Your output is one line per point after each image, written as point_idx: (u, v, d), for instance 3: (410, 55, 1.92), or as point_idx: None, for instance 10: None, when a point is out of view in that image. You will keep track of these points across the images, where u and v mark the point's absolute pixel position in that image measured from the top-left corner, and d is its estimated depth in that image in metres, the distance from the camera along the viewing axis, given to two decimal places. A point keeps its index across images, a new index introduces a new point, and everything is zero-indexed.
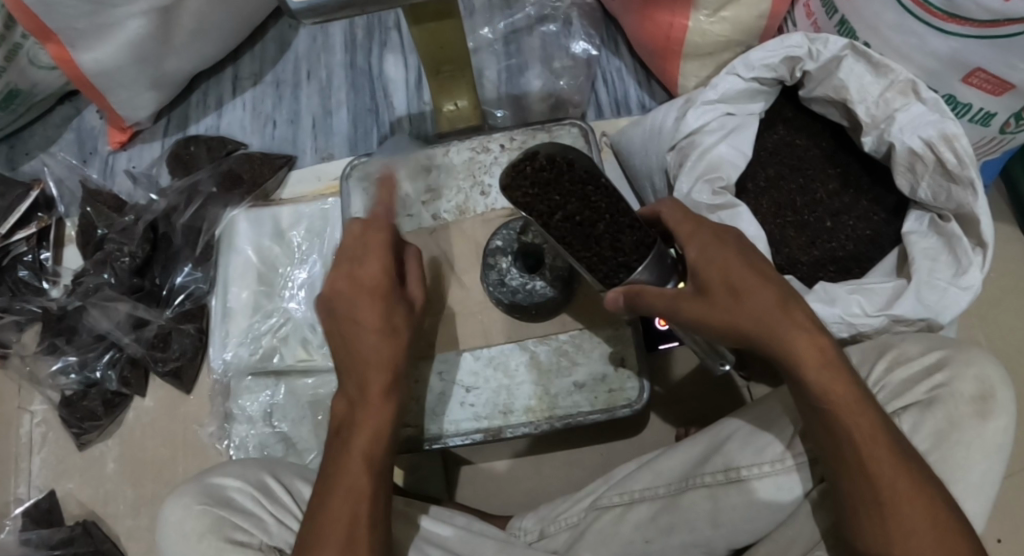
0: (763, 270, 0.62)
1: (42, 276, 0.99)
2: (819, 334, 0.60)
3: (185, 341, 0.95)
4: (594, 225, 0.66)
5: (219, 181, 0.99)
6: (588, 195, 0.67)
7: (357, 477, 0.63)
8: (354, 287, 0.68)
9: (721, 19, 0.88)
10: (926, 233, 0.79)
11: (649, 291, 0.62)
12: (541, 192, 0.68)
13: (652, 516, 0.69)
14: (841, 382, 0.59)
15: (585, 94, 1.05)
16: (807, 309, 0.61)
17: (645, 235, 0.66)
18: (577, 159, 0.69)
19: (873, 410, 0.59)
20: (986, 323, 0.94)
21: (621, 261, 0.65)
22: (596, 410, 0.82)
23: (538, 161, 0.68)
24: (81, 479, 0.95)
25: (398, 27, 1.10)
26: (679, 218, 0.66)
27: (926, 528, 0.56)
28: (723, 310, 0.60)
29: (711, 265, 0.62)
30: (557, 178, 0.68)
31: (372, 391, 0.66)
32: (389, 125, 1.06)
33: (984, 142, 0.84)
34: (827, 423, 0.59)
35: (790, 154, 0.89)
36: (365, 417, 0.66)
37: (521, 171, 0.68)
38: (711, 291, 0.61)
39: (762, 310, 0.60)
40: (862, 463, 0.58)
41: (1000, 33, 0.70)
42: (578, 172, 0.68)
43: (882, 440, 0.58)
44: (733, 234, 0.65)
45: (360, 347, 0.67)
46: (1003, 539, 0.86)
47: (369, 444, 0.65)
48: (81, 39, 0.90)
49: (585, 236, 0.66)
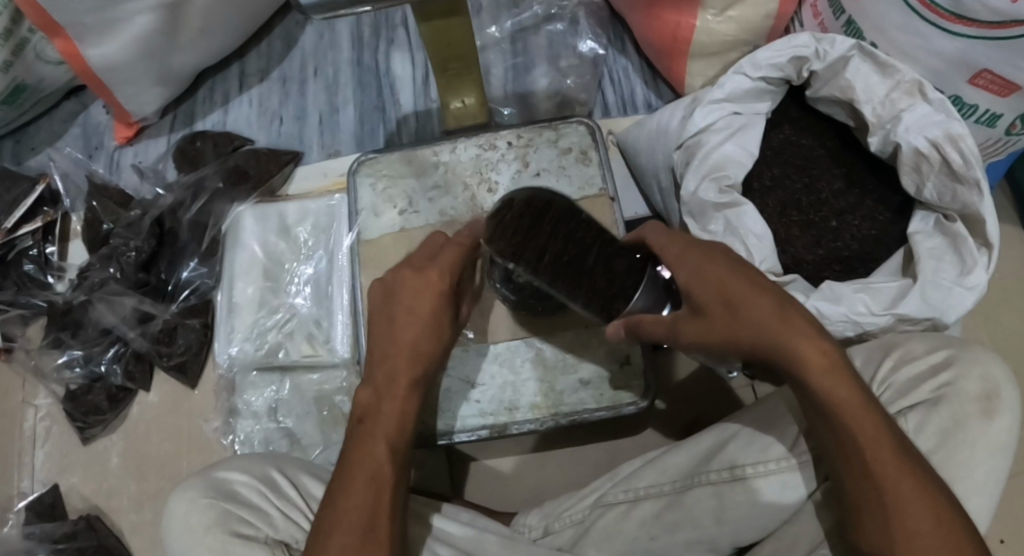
0: (755, 280, 0.62)
1: (47, 270, 0.99)
2: (820, 337, 0.59)
3: (190, 336, 0.95)
4: (583, 259, 0.63)
5: (225, 177, 0.98)
6: (571, 230, 0.64)
7: (379, 464, 0.63)
8: (415, 278, 0.67)
9: (728, 19, 0.88)
10: (931, 233, 0.80)
11: (646, 320, 0.63)
12: (523, 238, 0.64)
13: (656, 514, 0.70)
14: (846, 384, 0.58)
15: (591, 93, 1.05)
16: (804, 313, 0.61)
17: (634, 261, 0.65)
18: (553, 200, 0.66)
19: (876, 412, 0.58)
20: (990, 324, 0.94)
21: (617, 290, 0.64)
22: (602, 407, 0.83)
23: (515, 208, 0.65)
24: (86, 473, 0.95)
25: (406, 24, 1.10)
26: (665, 242, 0.64)
27: (930, 527, 0.56)
28: (722, 328, 0.60)
29: (705, 283, 0.61)
30: (537, 221, 0.64)
31: (399, 382, 0.66)
32: (395, 122, 1.06)
33: (989, 143, 0.85)
34: (833, 428, 0.59)
35: (796, 154, 0.90)
36: (390, 405, 0.65)
37: (500, 221, 0.66)
38: (707, 308, 0.61)
39: (761, 321, 0.60)
40: (867, 467, 0.57)
41: (1004, 34, 0.70)
42: (557, 211, 0.65)
43: (887, 443, 0.57)
44: (719, 246, 0.64)
45: (399, 338, 0.67)
46: (1006, 540, 0.86)
47: (394, 431, 0.65)
48: (89, 34, 0.90)
49: (577, 274, 0.64)
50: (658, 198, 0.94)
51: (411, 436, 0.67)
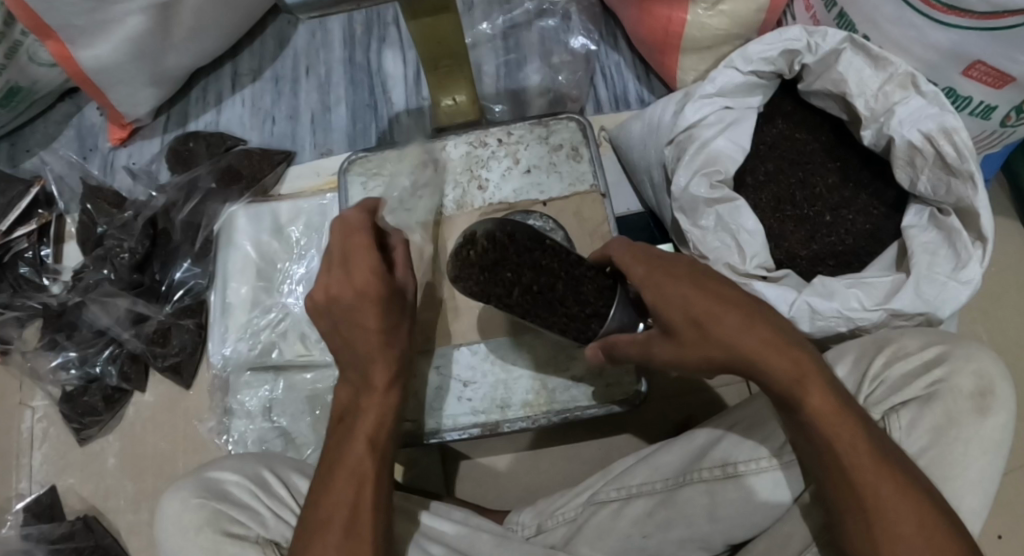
0: (722, 294, 0.61)
1: (42, 273, 0.99)
2: (790, 346, 0.59)
3: (184, 337, 0.95)
4: (554, 288, 0.66)
5: (217, 177, 0.98)
6: (537, 260, 0.66)
7: (359, 457, 0.64)
8: (348, 291, 0.65)
9: (719, 12, 0.88)
10: (926, 227, 0.79)
11: (620, 341, 0.65)
12: (491, 276, 0.66)
13: (648, 512, 0.69)
14: (821, 392, 0.58)
15: (583, 90, 1.04)
16: (774, 322, 0.61)
17: (603, 281, 0.68)
18: (515, 230, 0.67)
19: (853, 419, 0.58)
20: (987, 318, 0.93)
21: (592, 312, 0.67)
22: (594, 405, 0.83)
23: (478, 244, 0.66)
24: (82, 474, 0.95)
25: (397, 22, 1.10)
26: (630, 260, 0.65)
27: (913, 531, 0.55)
28: (692, 346, 0.60)
29: (672, 304, 0.61)
30: (503, 255, 0.66)
31: (374, 376, 0.67)
32: (388, 120, 1.06)
33: (984, 136, 0.84)
34: (809, 435, 0.58)
35: (790, 148, 0.89)
36: (367, 403, 0.66)
37: (465, 260, 0.66)
38: (676, 330, 0.61)
39: (728, 335, 0.59)
40: (846, 474, 0.57)
41: (1001, 25, 0.69)
42: (521, 241, 0.66)
43: (864, 448, 0.57)
44: (687, 263, 0.64)
45: (361, 344, 0.66)
46: (1003, 536, 0.85)
47: (372, 428, 0.65)
48: (81, 36, 0.90)
49: (550, 304, 0.67)
50: (651, 194, 0.93)
51: (392, 432, 0.67)
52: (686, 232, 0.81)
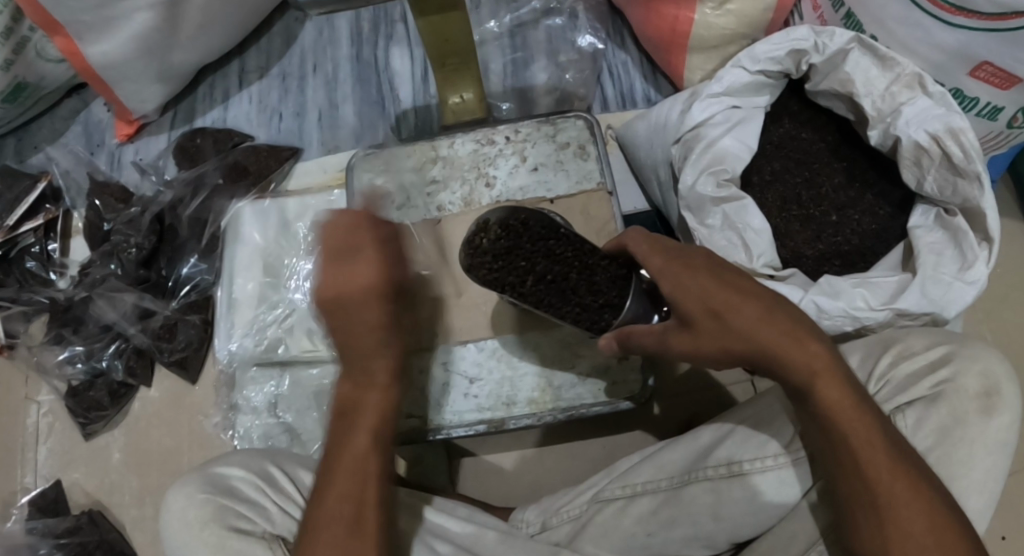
0: (741, 285, 0.62)
1: (49, 267, 0.99)
2: (809, 341, 0.59)
3: (190, 332, 0.96)
4: (567, 277, 0.69)
5: (224, 173, 0.99)
6: (551, 248, 0.70)
7: (364, 451, 0.63)
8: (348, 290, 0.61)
9: (727, 12, 0.88)
10: (931, 227, 0.80)
11: (638, 332, 0.65)
12: (506, 263, 0.69)
13: (654, 510, 0.69)
14: (836, 387, 0.58)
15: (590, 88, 1.05)
16: (791, 315, 0.61)
17: (617, 270, 0.70)
18: (529, 217, 0.70)
19: (869, 416, 0.58)
20: (992, 319, 0.94)
21: (603, 302, 0.69)
22: (599, 403, 0.83)
23: (491, 231, 0.69)
24: (87, 469, 0.95)
25: (405, 19, 1.10)
26: (646, 251, 0.64)
27: (924, 530, 0.55)
28: (710, 336, 0.61)
29: (690, 295, 0.61)
30: (516, 244, 0.69)
31: (377, 373, 0.64)
32: (395, 117, 1.06)
33: (991, 136, 0.84)
34: (823, 430, 0.58)
35: (795, 148, 0.89)
36: (373, 397, 0.64)
37: (479, 245, 0.69)
38: (693, 320, 0.61)
39: (747, 328, 0.59)
40: (859, 471, 0.57)
41: (1007, 26, 0.70)
42: (534, 229, 0.69)
43: (879, 446, 0.57)
44: (703, 255, 0.64)
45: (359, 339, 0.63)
46: (1008, 536, 0.85)
47: (379, 421, 0.64)
48: (88, 32, 0.90)
49: (564, 292, 0.70)
50: (657, 194, 0.93)
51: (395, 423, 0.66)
52: (693, 230, 0.81)
